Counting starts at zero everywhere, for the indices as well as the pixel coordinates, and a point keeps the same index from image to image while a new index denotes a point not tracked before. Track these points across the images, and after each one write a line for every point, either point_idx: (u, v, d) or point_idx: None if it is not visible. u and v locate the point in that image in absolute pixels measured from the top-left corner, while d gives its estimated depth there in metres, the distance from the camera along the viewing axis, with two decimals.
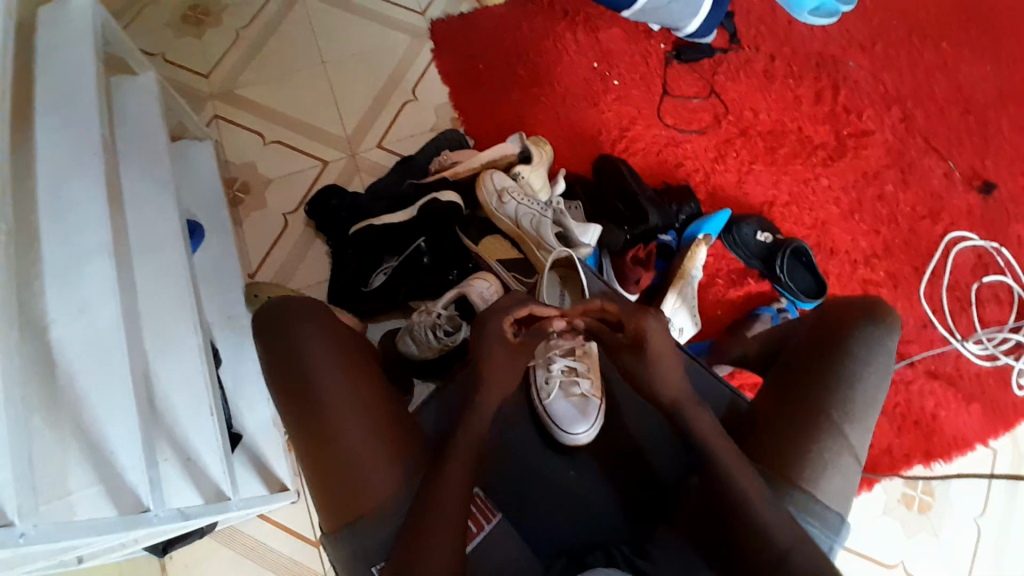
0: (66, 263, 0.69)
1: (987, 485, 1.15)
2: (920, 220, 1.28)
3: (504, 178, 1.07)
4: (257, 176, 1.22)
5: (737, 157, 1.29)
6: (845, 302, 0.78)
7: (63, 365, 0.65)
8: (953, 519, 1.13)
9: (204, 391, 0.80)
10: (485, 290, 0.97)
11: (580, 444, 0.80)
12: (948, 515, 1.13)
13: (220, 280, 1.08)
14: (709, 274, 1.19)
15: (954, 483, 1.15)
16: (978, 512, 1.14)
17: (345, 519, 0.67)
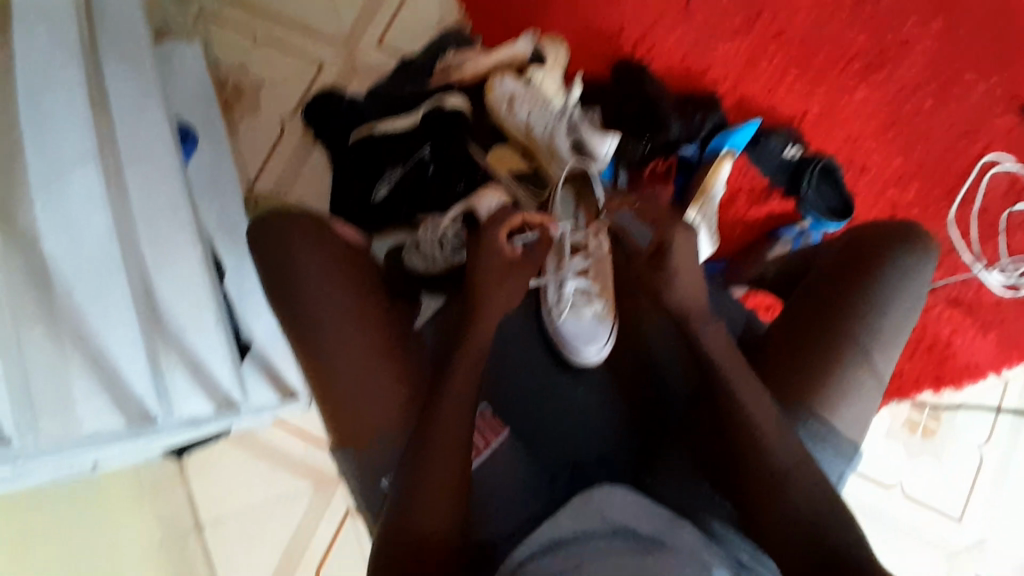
0: (50, 172, 0.67)
1: (995, 412, 1.15)
2: (957, 140, 1.19)
3: (513, 82, 0.98)
4: (251, 78, 1.14)
5: (770, 62, 1.18)
6: (878, 226, 0.73)
7: (60, 278, 0.65)
8: (956, 444, 1.14)
9: (206, 293, 0.75)
10: (496, 204, 0.87)
11: (590, 364, 0.79)
12: (951, 440, 1.14)
13: (216, 186, 1.02)
14: (730, 191, 1.13)
15: (961, 410, 1.14)
16: (981, 439, 1.14)
17: (349, 435, 0.67)
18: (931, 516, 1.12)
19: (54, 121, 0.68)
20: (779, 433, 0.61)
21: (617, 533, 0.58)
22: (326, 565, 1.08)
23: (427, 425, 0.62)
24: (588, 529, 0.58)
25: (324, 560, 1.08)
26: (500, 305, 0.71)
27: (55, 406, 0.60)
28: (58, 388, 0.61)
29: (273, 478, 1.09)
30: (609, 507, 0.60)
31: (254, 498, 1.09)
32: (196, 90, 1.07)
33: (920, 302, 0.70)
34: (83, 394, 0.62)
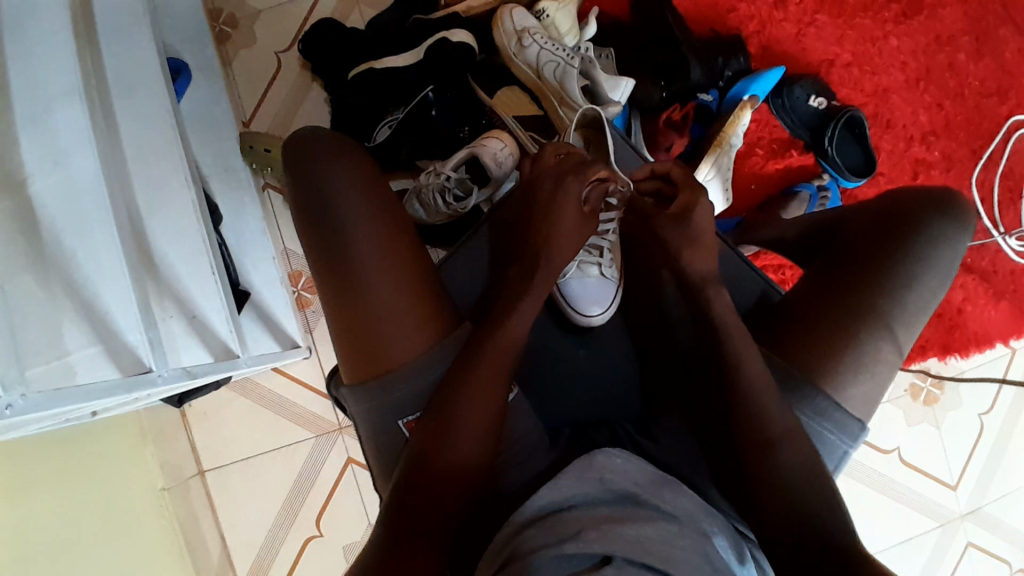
0: (33, 105, 0.62)
1: (997, 386, 1.13)
2: (987, 97, 1.12)
3: (527, 16, 0.92)
4: (246, 7, 1.08)
5: (800, 4, 1.10)
6: (917, 194, 0.69)
7: (48, 224, 0.61)
8: (958, 411, 1.12)
9: (201, 247, 0.76)
10: (500, 151, 0.85)
11: (592, 325, 0.76)
12: (954, 407, 1.13)
13: (211, 129, 0.99)
14: (749, 143, 1.08)
15: (965, 387, 1.13)
16: (982, 408, 1.13)
17: (372, 372, 0.64)
18: (926, 484, 1.11)
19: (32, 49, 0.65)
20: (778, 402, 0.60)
21: (617, 499, 0.57)
22: (324, 511, 1.10)
23: (462, 368, 0.62)
24: (587, 493, 0.57)
25: (322, 510, 1.10)
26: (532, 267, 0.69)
27: (51, 354, 0.55)
28: (51, 336, 0.56)
29: (274, 425, 1.10)
30: (610, 470, 0.59)
31: (255, 445, 1.10)
32: (188, 17, 1.01)
33: (950, 280, 0.67)
34: (76, 343, 0.57)
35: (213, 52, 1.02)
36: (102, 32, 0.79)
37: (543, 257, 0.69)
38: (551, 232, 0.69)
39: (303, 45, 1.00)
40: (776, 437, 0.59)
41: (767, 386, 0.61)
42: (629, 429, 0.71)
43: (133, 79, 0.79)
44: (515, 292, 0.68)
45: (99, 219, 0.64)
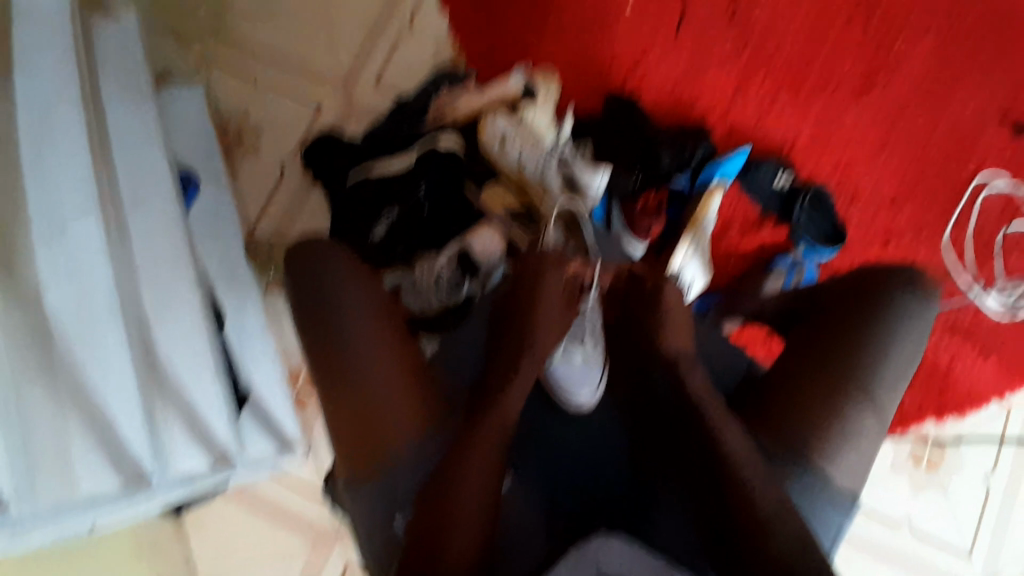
0: (50, 223, 0.67)
1: (999, 444, 1.12)
2: (952, 161, 1.19)
3: (504, 121, 0.99)
4: (252, 123, 1.18)
5: (760, 91, 1.20)
6: (883, 271, 0.72)
7: (60, 335, 0.64)
8: (961, 475, 1.12)
9: (204, 353, 0.80)
10: (488, 243, 0.91)
11: (583, 412, 0.78)
12: (959, 469, 1.12)
13: (217, 236, 1.06)
14: (723, 222, 1.14)
15: (966, 447, 1.12)
16: (987, 464, 1.12)
17: (366, 462, 0.66)
18: (939, 551, 1.11)
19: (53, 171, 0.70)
20: (763, 476, 0.62)
21: None
22: None
23: (456, 452, 0.64)
24: None
25: None
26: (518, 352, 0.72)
27: (56, 464, 0.61)
28: (57, 447, 0.61)
29: (277, 525, 1.10)
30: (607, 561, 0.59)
31: (257, 547, 1.10)
32: (198, 136, 1.10)
33: (924, 347, 0.69)
34: (81, 449, 0.62)
35: (221, 163, 1.10)
36: (117, 157, 0.86)
37: (527, 340, 0.72)
38: (534, 317, 0.73)
39: (307, 153, 1.11)
40: (766, 515, 0.60)
41: (752, 462, 0.63)
42: (625, 514, 0.72)
43: (144, 197, 0.85)
44: (505, 376, 0.71)
45: (112, 327, 0.67)
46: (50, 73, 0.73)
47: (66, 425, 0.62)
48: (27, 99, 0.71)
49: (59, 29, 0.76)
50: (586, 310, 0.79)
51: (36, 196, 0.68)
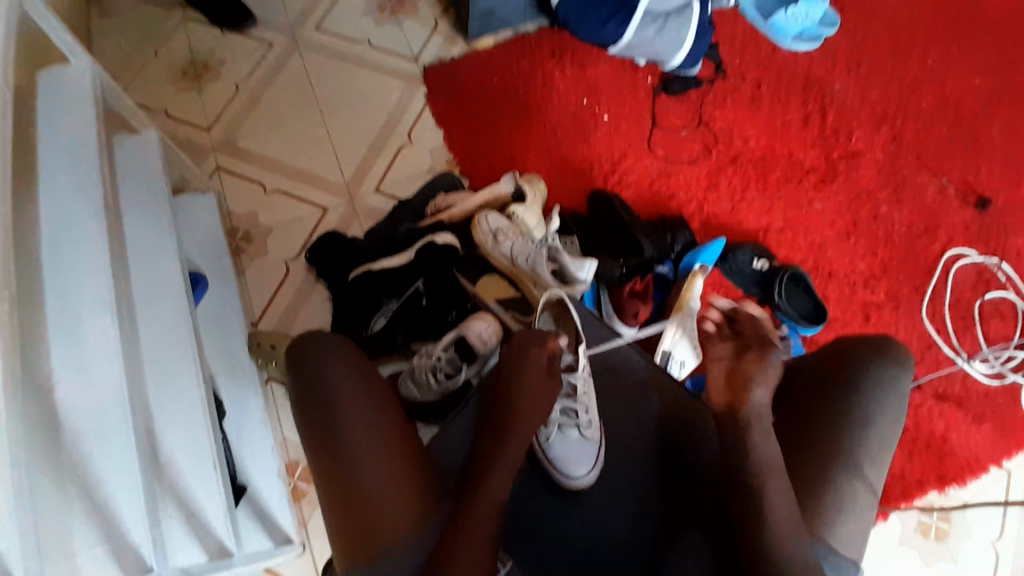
0: (68, 319, 0.72)
1: (1004, 505, 1.12)
2: (917, 238, 1.27)
3: (499, 218, 1.07)
4: (259, 226, 1.25)
5: (730, 185, 1.30)
6: (857, 341, 0.74)
7: (69, 427, 0.67)
8: (970, 541, 1.10)
9: (207, 444, 0.81)
10: (484, 331, 0.93)
11: (582, 488, 0.78)
12: (967, 539, 1.10)
13: (221, 331, 1.09)
14: (708, 304, 1.19)
15: (971, 511, 1.11)
16: (993, 532, 1.10)
17: (359, 553, 0.65)
18: None
19: (76, 272, 0.75)
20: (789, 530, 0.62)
21: None
22: None
23: (455, 534, 0.64)
24: None
25: None
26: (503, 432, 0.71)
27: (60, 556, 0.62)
28: (61, 538, 0.63)
29: None
30: None
31: None
32: (209, 238, 1.17)
33: (903, 413, 0.72)
34: (85, 543, 0.64)
35: (229, 263, 1.16)
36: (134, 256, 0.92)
37: (507, 425, 0.71)
38: (512, 403, 0.72)
39: (310, 254, 1.17)
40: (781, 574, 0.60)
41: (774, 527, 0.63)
42: None
43: (159, 295, 0.91)
44: (493, 447, 0.70)
45: (121, 424, 0.68)
46: (84, 188, 0.82)
47: (71, 512, 0.64)
48: (59, 215, 0.79)
49: (91, 143, 0.85)
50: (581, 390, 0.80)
51: (57, 297, 0.73)
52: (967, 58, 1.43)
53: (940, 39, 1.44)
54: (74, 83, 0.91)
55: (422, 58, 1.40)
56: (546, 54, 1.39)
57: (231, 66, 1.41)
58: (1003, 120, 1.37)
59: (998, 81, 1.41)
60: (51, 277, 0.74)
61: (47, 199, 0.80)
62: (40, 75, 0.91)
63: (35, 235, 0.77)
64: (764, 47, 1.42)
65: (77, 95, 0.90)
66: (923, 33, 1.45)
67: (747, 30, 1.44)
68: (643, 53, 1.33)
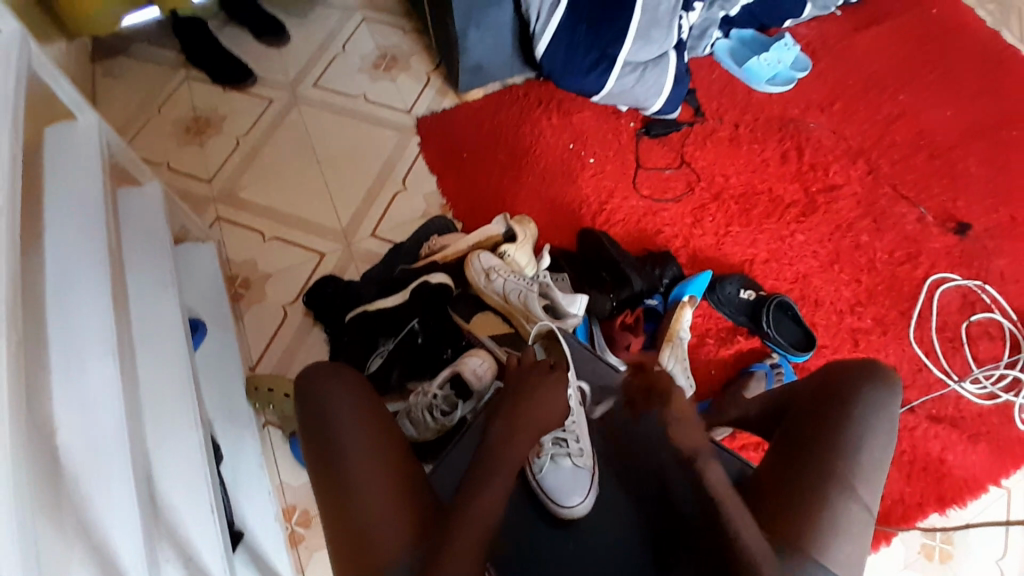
0: (71, 363, 0.74)
1: (1005, 525, 1.11)
2: (900, 265, 1.31)
3: (491, 257, 1.11)
4: (257, 272, 1.28)
5: (714, 221, 1.35)
6: (848, 363, 0.74)
7: (70, 472, 0.68)
8: (974, 562, 1.08)
9: (205, 487, 0.82)
10: (479, 366, 0.96)
11: (577, 515, 0.78)
12: (972, 560, 1.08)
13: (219, 375, 1.11)
14: (699, 334, 1.22)
15: (974, 530, 1.10)
16: (998, 552, 1.09)
17: None
18: None
19: (80, 315, 0.78)
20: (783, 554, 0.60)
21: None
22: None
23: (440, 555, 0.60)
24: None
25: None
26: (507, 456, 0.70)
27: None
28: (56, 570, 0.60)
29: None
30: None
31: None
32: (208, 284, 1.20)
33: (895, 436, 0.70)
34: None
35: (228, 309, 1.19)
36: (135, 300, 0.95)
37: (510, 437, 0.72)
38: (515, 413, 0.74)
39: (308, 298, 1.20)
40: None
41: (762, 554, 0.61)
42: None
43: (158, 338, 0.93)
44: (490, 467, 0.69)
45: (121, 468, 0.69)
46: (90, 236, 0.85)
47: (70, 557, 0.62)
48: (64, 262, 0.82)
49: (95, 191, 0.90)
50: (569, 420, 0.80)
51: (59, 341, 0.75)
52: (934, 94, 1.50)
53: (907, 78, 1.53)
54: (81, 138, 0.96)
55: (415, 109, 1.47)
56: (533, 103, 1.47)
57: (232, 121, 1.48)
58: (974, 150, 1.43)
59: (967, 114, 1.48)
60: (54, 322, 0.76)
61: (52, 248, 0.83)
62: (47, 129, 0.96)
63: (41, 283, 0.80)
64: (740, 91, 1.50)
65: (83, 148, 0.95)
66: (890, 73, 1.53)
67: (723, 76, 1.52)
68: (625, 101, 1.42)
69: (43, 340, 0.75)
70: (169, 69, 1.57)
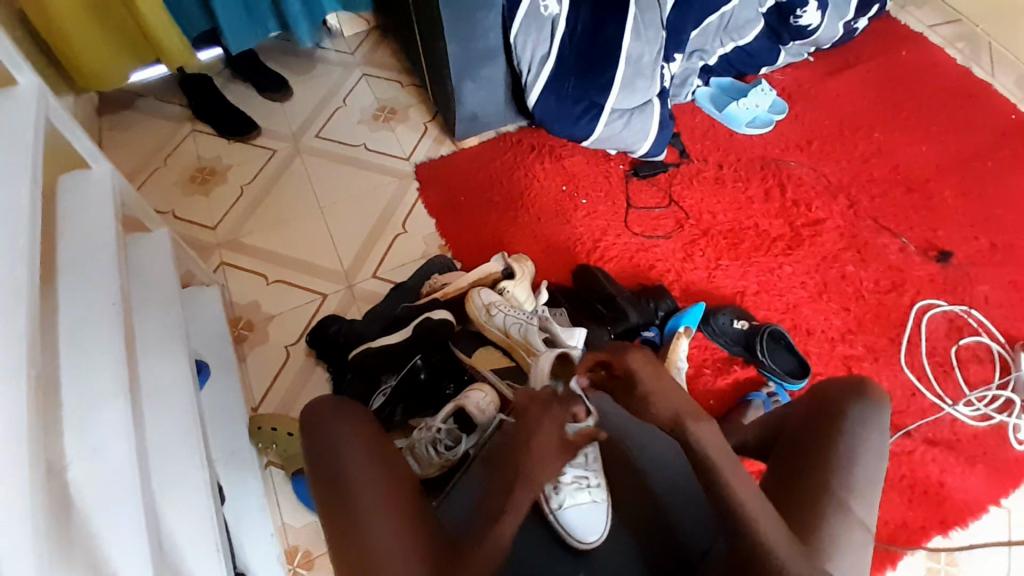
0: (85, 402, 0.75)
1: (1008, 547, 1.11)
2: (887, 293, 1.36)
3: (491, 293, 1.14)
4: (262, 314, 1.30)
5: (704, 255, 1.40)
6: (838, 384, 0.77)
7: (80, 506, 0.69)
8: None
9: (210, 528, 0.82)
10: (482, 400, 0.96)
11: (593, 548, 0.78)
12: None
13: (223, 416, 1.12)
14: (697, 365, 1.25)
15: (976, 550, 1.10)
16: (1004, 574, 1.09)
17: None
18: None
19: (91, 354, 0.80)
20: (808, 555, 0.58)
21: None
22: None
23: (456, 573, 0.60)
24: None
25: None
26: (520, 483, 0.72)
27: None
28: None
29: None
30: None
31: None
32: (212, 328, 1.22)
33: (887, 457, 0.72)
34: None
35: (232, 350, 1.20)
36: (142, 339, 0.97)
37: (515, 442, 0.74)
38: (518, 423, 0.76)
39: (312, 338, 1.22)
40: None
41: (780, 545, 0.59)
42: None
43: (164, 378, 0.94)
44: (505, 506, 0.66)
45: (131, 505, 0.70)
46: (104, 278, 0.88)
47: None
48: (77, 304, 0.84)
49: (106, 232, 0.93)
50: (589, 456, 0.84)
51: (72, 380, 0.77)
52: (907, 131, 1.59)
53: (880, 118, 1.62)
54: (93, 185, 1.00)
55: (413, 156, 1.54)
56: (526, 149, 1.54)
57: (237, 170, 1.53)
58: (950, 183, 1.50)
59: (940, 149, 1.56)
60: (67, 364, 0.79)
61: (66, 292, 0.86)
62: (62, 176, 1.01)
63: (54, 325, 0.82)
64: (723, 133, 1.58)
65: (95, 194, 0.99)
66: (864, 113, 1.63)
67: (706, 120, 1.60)
68: (613, 145, 1.49)
69: (55, 380, 0.77)
70: (175, 122, 1.64)
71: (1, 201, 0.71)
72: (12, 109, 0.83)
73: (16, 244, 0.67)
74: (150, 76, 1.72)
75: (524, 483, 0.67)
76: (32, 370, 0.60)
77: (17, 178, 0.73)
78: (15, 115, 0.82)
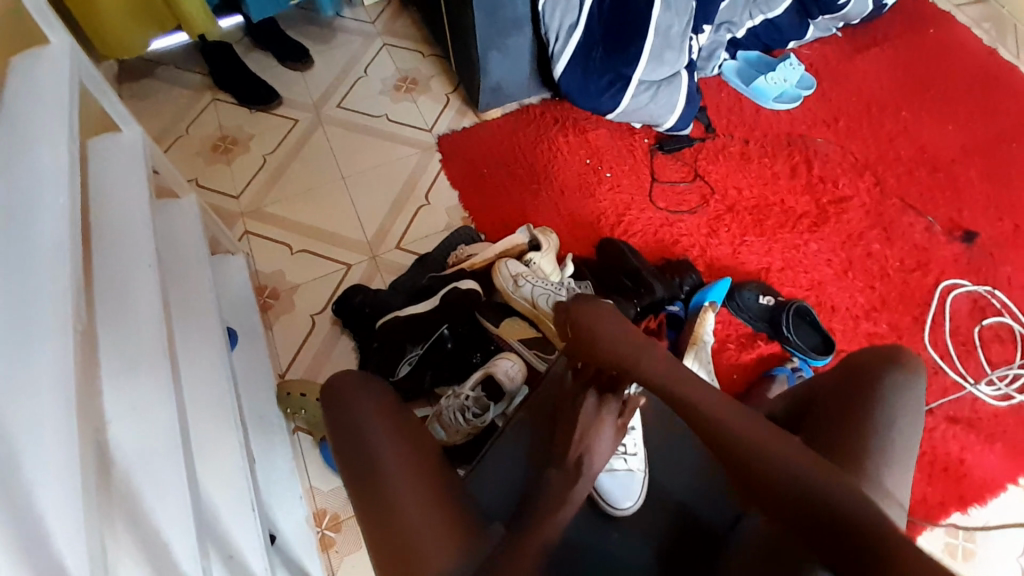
0: (124, 363, 0.75)
1: None
2: (911, 272, 1.35)
3: (518, 264, 1.15)
4: (286, 284, 1.31)
5: (729, 231, 1.39)
6: (870, 353, 0.76)
7: (121, 463, 0.68)
8: (999, 562, 1.09)
9: (244, 487, 0.84)
10: (510, 368, 0.98)
11: (625, 514, 0.79)
12: (994, 559, 1.09)
13: (253, 382, 1.14)
14: (720, 340, 1.25)
15: (993, 525, 1.11)
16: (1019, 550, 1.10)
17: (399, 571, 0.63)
18: None
19: (130, 316, 0.80)
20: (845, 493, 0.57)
21: None
22: None
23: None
24: None
25: None
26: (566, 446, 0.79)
27: None
28: None
29: None
30: None
31: None
32: (240, 297, 1.23)
33: (921, 435, 0.71)
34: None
35: (258, 319, 1.21)
36: (175, 306, 0.98)
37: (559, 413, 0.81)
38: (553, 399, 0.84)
39: (337, 307, 1.23)
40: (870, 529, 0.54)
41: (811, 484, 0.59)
42: None
43: (196, 345, 0.94)
44: (560, 493, 0.71)
45: (173, 464, 0.69)
46: (139, 242, 0.88)
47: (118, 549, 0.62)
48: (114, 268, 0.85)
49: (139, 197, 0.93)
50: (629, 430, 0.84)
51: (111, 340, 0.77)
52: (935, 110, 1.56)
53: (908, 95, 1.59)
54: (126, 150, 1.00)
55: (435, 128, 1.53)
56: (549, 121, 1.52)
57: (258, 139, 1.53)
58: (977, 163, 1.48)
59: (968, 129, 1.53)
60: (104, 325, 0.79)
61: (103, 255, 0.86)
62: (92, 140, 1.01)
63: (92, 287, 0.83)
64: (749, 109, 1.56)
65: (127, 159, 0.99)
66: (892, 91, 1.60)
67: (732, 95, 1.58)
68: (638, 119, 1.48)
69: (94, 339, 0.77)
70: (195, 91, 1.63)
71: (42, 161, 0.71)
72: (46, 69, 0.82)
73: (57, 203, 0.67)
74: (171, 44, 1.70)
75: (581, 476, 0.73)
76: (79, 326, 0.60)
77: (56, 138, 0.73)
78: (50, 74, 0.81)
